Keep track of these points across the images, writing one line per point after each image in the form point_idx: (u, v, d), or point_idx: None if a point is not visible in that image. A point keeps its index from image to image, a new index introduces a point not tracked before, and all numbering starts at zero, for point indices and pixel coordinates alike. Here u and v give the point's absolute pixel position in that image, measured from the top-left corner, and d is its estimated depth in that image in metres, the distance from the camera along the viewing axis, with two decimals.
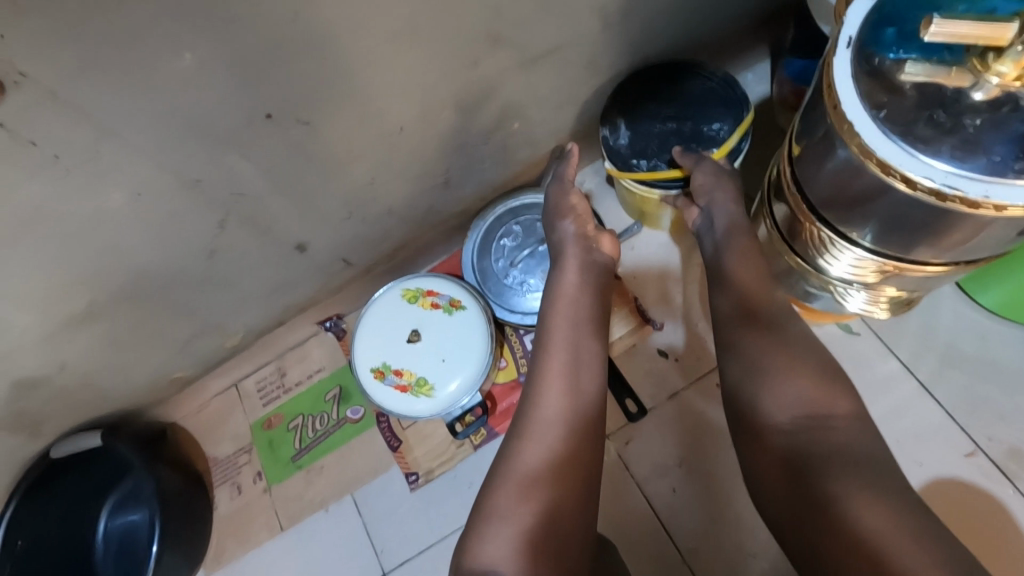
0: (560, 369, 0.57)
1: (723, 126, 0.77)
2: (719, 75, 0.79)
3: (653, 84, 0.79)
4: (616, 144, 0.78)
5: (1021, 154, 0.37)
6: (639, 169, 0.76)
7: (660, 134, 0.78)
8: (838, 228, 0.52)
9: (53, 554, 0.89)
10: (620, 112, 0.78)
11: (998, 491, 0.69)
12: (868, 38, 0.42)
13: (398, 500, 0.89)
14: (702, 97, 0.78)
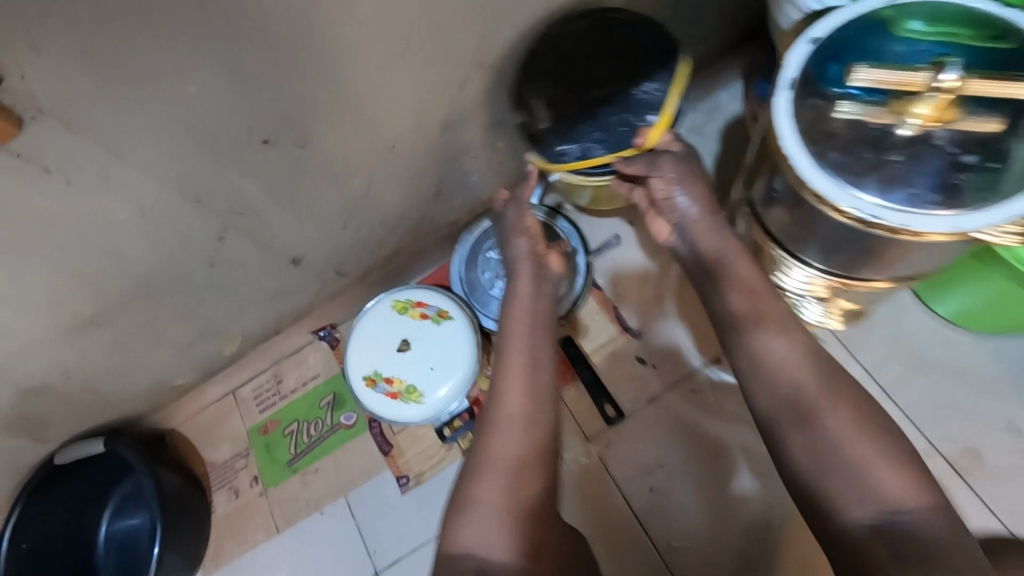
0: (512, 369, 0.60)
1: (655, 86, 0.71)
2: (641, 23, 0.73)
3: (566, 47, 0.72)
4: (539, 130, 0.72)
5: (935, 187, 0.42)
6: (570, 157, 0.71)
7: (585, 106, 0.72)
8: (789, 247, 0.57)
9: (57, 553, 0.93)
10: (535, 90, 0.72)
11: (951, 489, 0.74)
12: (805, 83, 0.46)
13: (390, 501, 0.92)
14: (626, 57, 0.72)
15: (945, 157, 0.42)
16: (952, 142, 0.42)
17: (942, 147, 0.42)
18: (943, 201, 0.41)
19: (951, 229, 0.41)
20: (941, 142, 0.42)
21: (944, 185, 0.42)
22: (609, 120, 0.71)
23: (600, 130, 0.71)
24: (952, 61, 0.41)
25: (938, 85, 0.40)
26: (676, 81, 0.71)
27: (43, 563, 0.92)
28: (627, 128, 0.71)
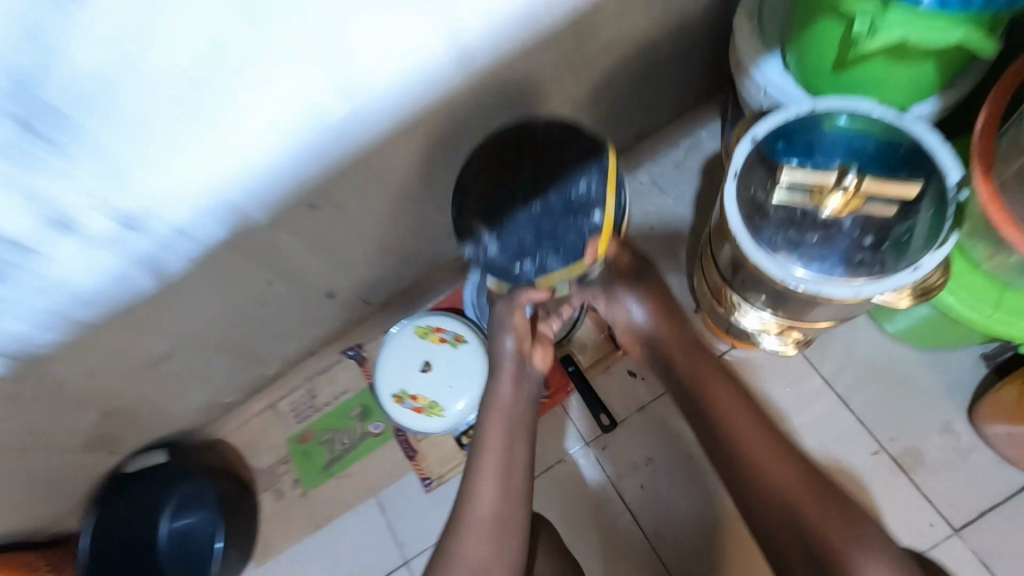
0: (491, 430, 0.72)
1: (588, 183, 0.69)
2: (554, 123, 0.72)
3: (486, 165, 0.72)
4: (489, 256, 0.70)
5: (843, 261, 0.55)
6: (525, 275, 0.69)
7: (524, 218, 0.70)
8: (744, 293, 0.69)
9: (126, 552, 1.04)
10: (475, 216, 0.71)
11: (896, 482, 0.87)
12: (745, 175, 0.58)
13: (416, 499, 1.06)
14: (552, 163, 0.70)
15: (851, 239, 0.55)
16: (855, 226, 0.56)
17: (848, 230, 0.56)
18: (849, 273, 0.54)
19: (851, 293, 0.53)
20: (847, 226, 0.56)
21: (850, 260, 0.54)
22: (556, 229, 0.68)
23: (550, 241, 0.68)
24: (851, 171, 0.56)
25: (844, 184, 0.55)
26: (609, 176, 0.69)
27: (113, 561, 1.03)
28: (578, 233, 0.67)
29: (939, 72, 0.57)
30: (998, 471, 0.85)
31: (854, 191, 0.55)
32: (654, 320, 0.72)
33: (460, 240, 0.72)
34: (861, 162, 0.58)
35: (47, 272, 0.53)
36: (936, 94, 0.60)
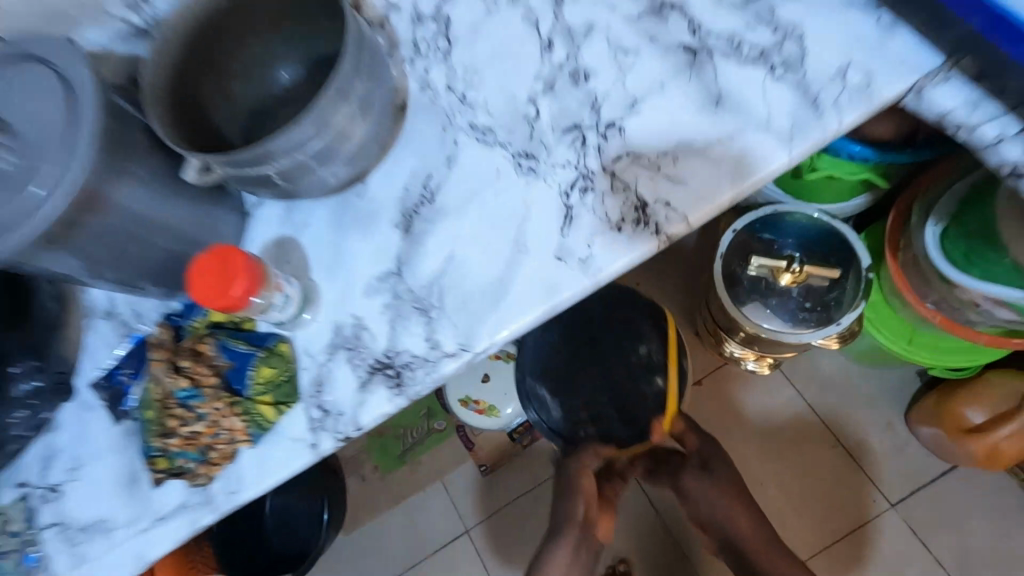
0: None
1: (650, 347, 0.75)
2: (612, 288, 0.78)
3: (555, 333, 0.77)
4: (552, 418, 0.75)
5: (791, 318, 0.81)
6: (591, 438, 0.73)
7: (588, 386, 0.75)
8: (730, 328, 0.95)
9: (239, 530, 1.28)
10: (540, 382, 0.76)
11: (848, 465, 1.12)
12: (728, 256, 0.87)
13: (473, 479, 1.36)
14: (614, 327, 0.76)
15: (798, 303, 0.82)
16: (801, 293, 0.82)
17: (797, 296, 0.82)
18: (797, 325, 0.81)
19: (796, 338, 0.81)
20: (797, 294, 0.82)
21: (796, 317, 0.81)
22: (622, 393, 0.74)
23: (612, 408, 0.73)
24: (798, 257, 0.83)
25: (792, 266, 0.82)
26: (668, 348, 0.75)
27: (231, 537, 1.27)
28: (641, 399, 0.73)
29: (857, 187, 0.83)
30: (929, 461, 1.10)
31: (800, 270, 0.82)
32: (719, 505, 0.78)
33: (524, 403, 0.77)
34: (808, 248, 0.84)
35: (422, 380, 0.46)
36: (863, 194, 0.84)
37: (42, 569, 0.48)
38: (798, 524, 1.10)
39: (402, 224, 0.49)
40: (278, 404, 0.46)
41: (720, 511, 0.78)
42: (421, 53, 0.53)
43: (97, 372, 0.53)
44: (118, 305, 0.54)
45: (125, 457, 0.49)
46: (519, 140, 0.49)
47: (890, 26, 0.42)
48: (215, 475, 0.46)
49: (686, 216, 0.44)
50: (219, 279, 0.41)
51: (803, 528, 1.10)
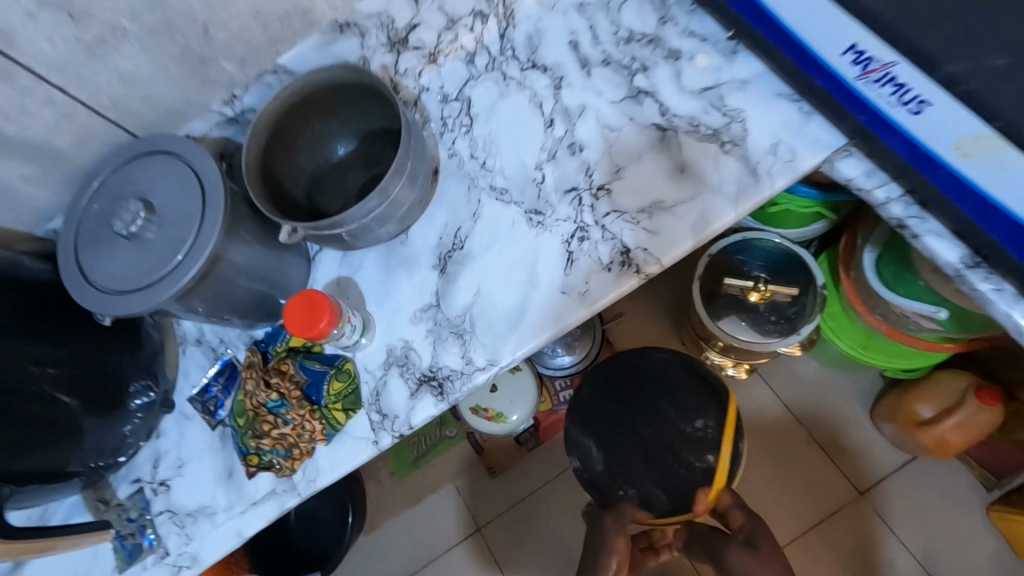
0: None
1: (708, 423, 0.81)
2: (682, 363, 0.86)
3: (614, 393, 0.85)
4: (593, 472, 0.82)
5: (761, 329, 0.96)
6: (629, 498, 0.79)
7: (639, 453, 0.81)
8: (710, 339, 1.08)
9: (269, 531, 1.42)
10: (588, 433, 0.84)
11: (824, 460, 1.24)
12: (703, 278, 1.01)
13: (484, 483, 1.46)
14: (677, 396, 0.83)
15: (765, 316, 0.96)
16: (767, 308, 0.96)
17: (764, 310, 0.96)
18: (766, 334, 0.95)
19: (765, 345, 0.95)
20: (763, 308, 0.96)
21: (765, 327, 0.95)
22: (668, 462, 0.80)
23: (657, 474, 0.80)
24: (764, 277, 0.97)
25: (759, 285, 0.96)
26: (726, 424, 0.81)
27: (262, 537, 1.40)
28: (688, 471, 0.79)
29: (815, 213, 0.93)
30: (894, 454, 1.22)
31: (765, 288, 0.96)
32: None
33: (569, 451, 0.84)
34: (773, 269, 0.98)
35: (458, 390, 0.58)
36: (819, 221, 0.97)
37: (157, 548, 0.60)
38: (780, 518, 1.22)
39: (439, 265, 0.63)
40: (347, 410, 0.59)
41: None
42: (448, 127, 0.67)
43: (193, 389, 0.65)
44: (206, 333, 0.66)
45: (221, 455, 0.61)
46: (529, 200, 0.62)
47: (809, 113, 0.57)
48: (297, 467, 0.59)
49: (659, 259, 0.57)
50: (306, 313, 0.54)
51: (786, 520, 1.22)
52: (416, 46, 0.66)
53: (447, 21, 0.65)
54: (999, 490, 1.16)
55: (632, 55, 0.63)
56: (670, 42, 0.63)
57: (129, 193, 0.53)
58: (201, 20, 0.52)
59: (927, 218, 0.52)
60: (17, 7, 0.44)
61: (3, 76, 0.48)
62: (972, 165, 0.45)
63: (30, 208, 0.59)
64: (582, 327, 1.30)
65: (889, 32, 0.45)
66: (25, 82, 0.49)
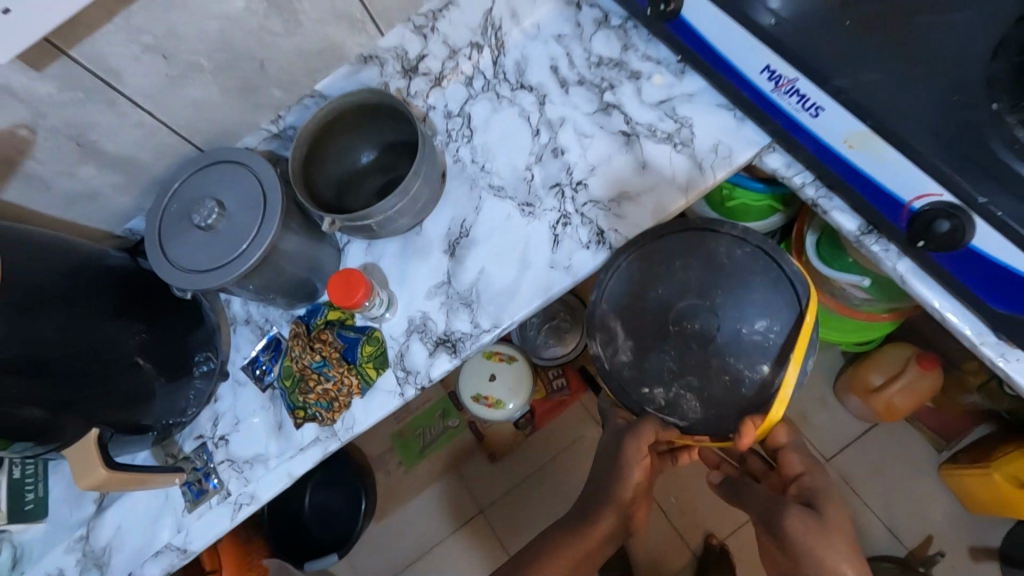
0: (576, 552, 0.77)
1: (767, 326, 0.76)
2: (755, 251, 0.79)
3: (673, 273, 0.80)
4: (619, 364, 0.80)
5: None
6: (655, 398, 0.78)
7: (681, 354, 0.78)
8: None
9: (284, 520, 1.49)
10: (621, 319, 0.81)
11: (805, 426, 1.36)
12: None
13: (486, 469, 1.57)
14: (739, 289, 0.78)
15: None
16: None
17: None
18: None
19: None
20: None
21: None
22: (710, 366, 0.77)
23: (694, 374, 0.77)
24: None
25: None
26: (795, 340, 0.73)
27: (279, 524, 1.49)
28: (730, 380, 0.76)
29: (769, 206, 1.06)
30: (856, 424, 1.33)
31: None
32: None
33: (594, 336, 0.82)
34: None
35: (469, 348, 0.72)
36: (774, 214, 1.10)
37: (220, 489, 0.72)
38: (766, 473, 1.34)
39: (448, 250, 0.76)
40: (378, 368, 0.72)
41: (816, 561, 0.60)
42: (452, 138, 0.81)
43: (244, 360, 0.78)
44: (253, 314, 0.79)
45: (272, 412, 0.74)
46: (522, 194, 0.76)
47: (742, 119, 0.72)
48: (337, 418, 0.71)
49: (628, 237, 0.71)
50: (346, 285, 0.67)
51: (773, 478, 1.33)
52: (424, 72, 0.80)
53: (449, 51, 0.79)
54: (949, 450, 1.27)
55: (602, 76, 0.78)
56: (632, 65, 0.78)
57: (206, 195, 0.66)
58: (260, 57, 0.66)
59: (833, 198, 0.67)
60: (128, 50, 0.58)
61: (109, 103, 0.61)
62: (856, 154, 0.60)
63: (114, 211, 0.72)
64: (570, 319, 1.43)
65: (792, 57, 0.60)
66: (123, 106, 0.62)
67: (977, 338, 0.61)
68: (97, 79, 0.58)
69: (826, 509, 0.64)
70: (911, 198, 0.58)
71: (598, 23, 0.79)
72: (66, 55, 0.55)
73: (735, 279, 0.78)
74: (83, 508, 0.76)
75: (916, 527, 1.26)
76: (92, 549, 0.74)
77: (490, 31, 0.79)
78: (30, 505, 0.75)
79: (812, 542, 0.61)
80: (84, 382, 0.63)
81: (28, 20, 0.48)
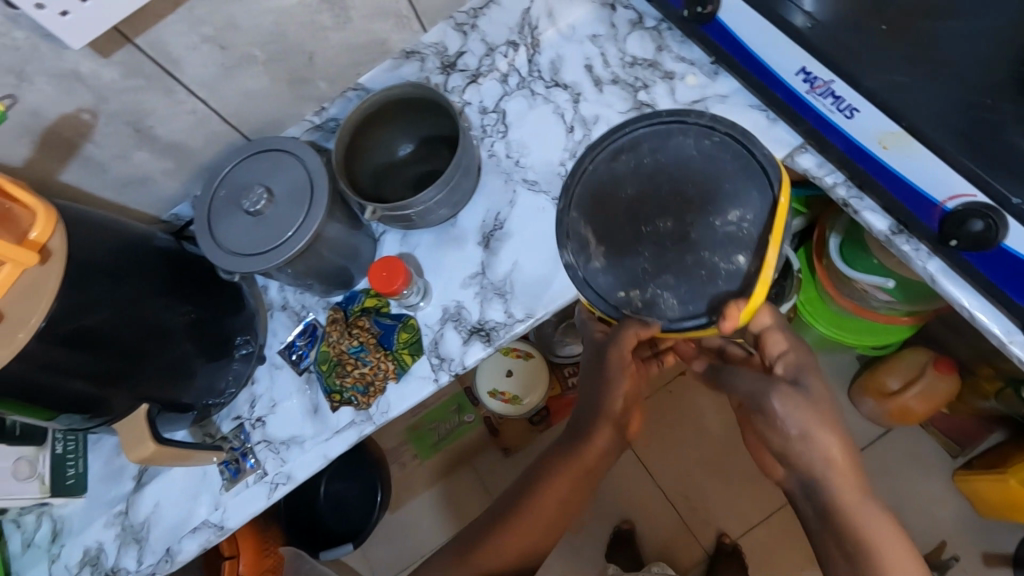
0: (565, 469, 0.73)
1: (745, 213, 0.61)
2: (725, 138, 0.63)
3: (630, 173, 0.65)
4: (589, 272, 0.65)
5: None
6: (633, 300, 0.64)
7: (656, 252, 0.63)
8: None
9: (300, 509, 1.51)
10: (590, 222, 0.65)
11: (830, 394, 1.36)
12: None
13: (500, 463, 1.60)
14: (714, 177, 0.63)
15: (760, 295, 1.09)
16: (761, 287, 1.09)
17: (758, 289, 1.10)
18: None
19: None
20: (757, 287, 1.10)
21: None
22: (685, 263, 0.62)
23: (672, 274, 0.63)
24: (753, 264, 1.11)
25: None
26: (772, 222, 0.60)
27: (296, 512, 1.50)
28: (708, 276, 0.62)
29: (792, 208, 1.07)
30: (872, 427, 1.34)
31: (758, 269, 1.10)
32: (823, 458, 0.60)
33: (559, 246, 0.66)
34: None
35: (504, 337, 0.74)
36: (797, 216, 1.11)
37: (257, 469, 0.74)
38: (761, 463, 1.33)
39: (483, 242, 0.78)
40: (413, 354, 0.74)
41: (811, 446, 0.60)
42: (486, 133, 0.82)
43: (281, 345, 0.80)
44: (289, 300, 0.81)
45: (308, 395, 0.76)
46: (556, 189, 0.78)
47: (775, 119, 0.73)
48: (372, 402, 0.73)
49: None
50: (387, 273, 0.69)
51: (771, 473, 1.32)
52: (461, 69, 0.82)
53: (487, 48, 0.81)
54: (964, 457, 1.28)
55: (636, 76, 0.80)
56: (666, 65, 0.79)
57: (255, 182, 0.69)
58: (309, 49, 0.68)
59: (864, 198, 0.68)
60: (188, 40, 0.60)
61: (167, 91, 0.63)
62: (890, 155, 0.61)
63: (161, 195, 0.74)
64: None
65: (828, 60, 0.62)
66: (180, 94, 0.64)
67: (1006, 336, 0.62)
68: (158, 67, 0.60)
69: (813, 388, 0.63)
70: (944, 199, 0.59)
71: (633, 24, 0.81)
72: (132, 43, 0.57)
73: (708, 167, 0.63)
74: (123, 484, 0.78)
75: (929, 532, 1.26)
76: (132, 524, 0.76)
77: (527, 30, 0.81)
78: (71, 480, 0.77)
79: (802, 419, 0.60)
80: (146, 358, 0.66)
81: (102, 9, 0.50)
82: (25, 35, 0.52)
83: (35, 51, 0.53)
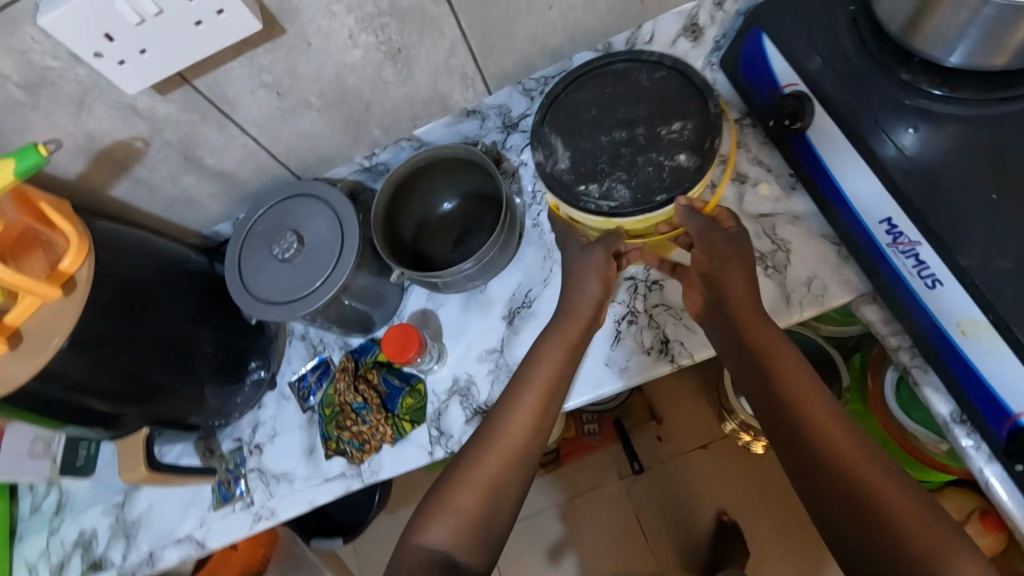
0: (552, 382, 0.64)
1: (686, 125, 0.64)
2: (671, 71, 0.66)
3: (592, 99, 0.68)
4: (555, 169, 0.66)
5: None
6: (592, 192, 0.64)
7: (610, 147, 0.66)
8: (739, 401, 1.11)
9: None
10: (559, 132, 0.68)
11: None
12: None
13: None
14: (658, 96, 0.66)
15: None
16: None
17: None
18: None
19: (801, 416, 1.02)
20: None
21: None
22: (635, 161, 0.64)
23: (624, 169, 0.64)
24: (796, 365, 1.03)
25: None
26: (711, 128, 0.62)
27: None
28: (655, 171, 0.64)
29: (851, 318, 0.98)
30: None
31: None
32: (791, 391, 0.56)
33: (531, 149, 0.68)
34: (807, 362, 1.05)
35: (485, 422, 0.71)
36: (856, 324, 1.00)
37: (245, 496, 0.75)
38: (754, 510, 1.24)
39: (508, 316, 0.74)
40: (413, 422, 0.72)
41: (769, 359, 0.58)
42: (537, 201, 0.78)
43: (292, 375, 0.80)
44: (309, 332, 0.81)
45: (307, 435, 0.76)
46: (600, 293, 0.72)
47: (846, 258, 0.66)
48: (365, 459, 0.73)
49: (692, 354, 0.67)
50: (401, 341, 0.68)
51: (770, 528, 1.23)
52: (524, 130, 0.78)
53: None
54: None
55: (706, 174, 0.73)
56: (740, 166, 0.73)
57: (291, 224, 0.68)
58: (365, 100, 0.66)
59: (929, 371, 0.61)
60: (246, 85, 0.59)
61: (221, 127, 0.63)
62: (968, 342, 0.54)
63: (205, 214, 0.75)
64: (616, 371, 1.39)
65: (922, 221, 0.54)
66: (233, 131, 0.64)
67: None
68: (213, 106, 0.60)
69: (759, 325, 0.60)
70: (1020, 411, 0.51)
71: None
72: (189, 84, 0.57)
73: (642, 89, 0.67)
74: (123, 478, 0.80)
75: None
76: (124, 519, 0.79)
77: None
78: (81, 462, 0.81)
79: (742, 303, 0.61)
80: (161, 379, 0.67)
81: (162, 60, 0.50)
82: (87, 71, 0.52)
83: (97, 84, 0.54)
